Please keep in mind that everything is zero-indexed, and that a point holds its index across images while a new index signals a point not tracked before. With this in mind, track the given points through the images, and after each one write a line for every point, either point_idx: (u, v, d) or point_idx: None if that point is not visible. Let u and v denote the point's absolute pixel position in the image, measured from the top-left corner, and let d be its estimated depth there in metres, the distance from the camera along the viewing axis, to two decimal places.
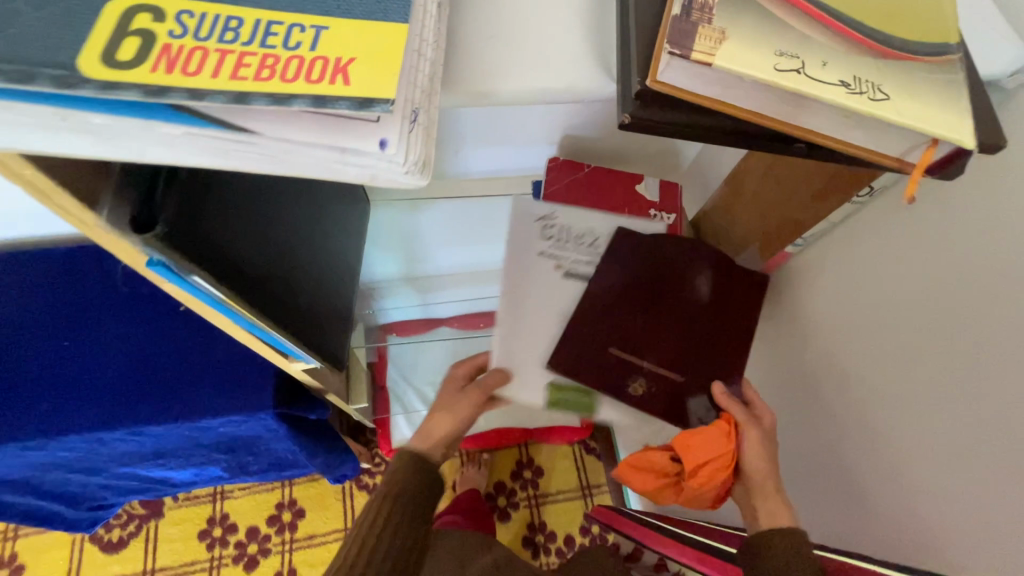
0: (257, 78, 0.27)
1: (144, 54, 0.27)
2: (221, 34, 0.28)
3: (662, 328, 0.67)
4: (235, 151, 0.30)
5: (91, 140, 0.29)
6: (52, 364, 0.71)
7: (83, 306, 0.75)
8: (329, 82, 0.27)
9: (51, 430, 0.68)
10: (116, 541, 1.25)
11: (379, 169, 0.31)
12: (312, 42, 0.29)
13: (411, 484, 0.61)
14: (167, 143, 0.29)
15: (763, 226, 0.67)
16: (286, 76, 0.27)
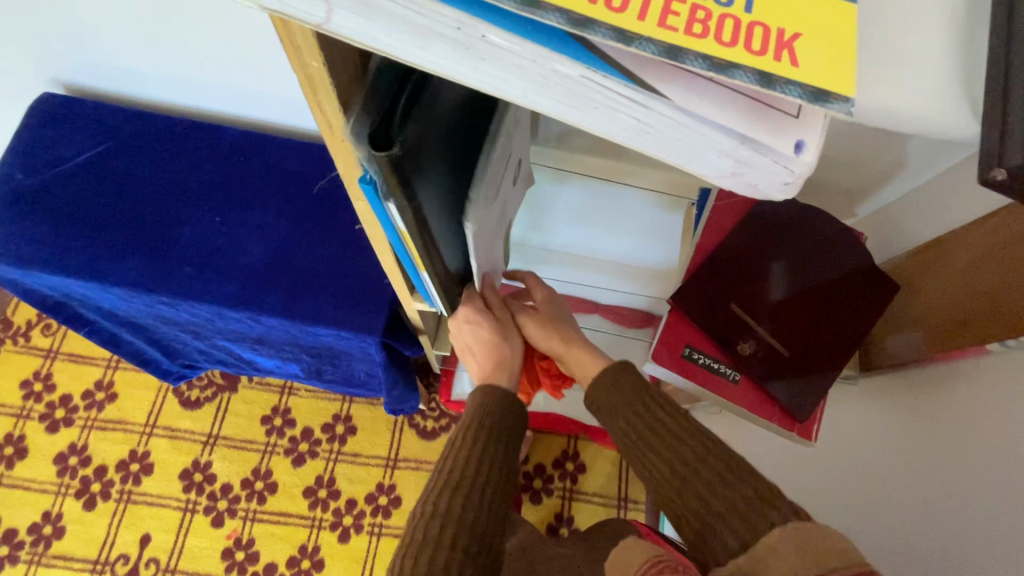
0: (689, 33, 0.21)
1: None
2: None
3: (795, 293, 0.61)
4: (610, 114, 0.25)
5: (459, 54, 0.23)
6: (201, 235, 0.75)
7: (237, 188, 0.79)
8: (773, 57, 0.21)
9: (187, 294, 0.72)
10: (193, 400, 1.37)
11: (748, 173, 0.26)
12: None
13: (499, 419, 0.56)
14: (535, 82, 0.24)
15: (964, 308, 0.57)
16: (727, 36, 0.21)
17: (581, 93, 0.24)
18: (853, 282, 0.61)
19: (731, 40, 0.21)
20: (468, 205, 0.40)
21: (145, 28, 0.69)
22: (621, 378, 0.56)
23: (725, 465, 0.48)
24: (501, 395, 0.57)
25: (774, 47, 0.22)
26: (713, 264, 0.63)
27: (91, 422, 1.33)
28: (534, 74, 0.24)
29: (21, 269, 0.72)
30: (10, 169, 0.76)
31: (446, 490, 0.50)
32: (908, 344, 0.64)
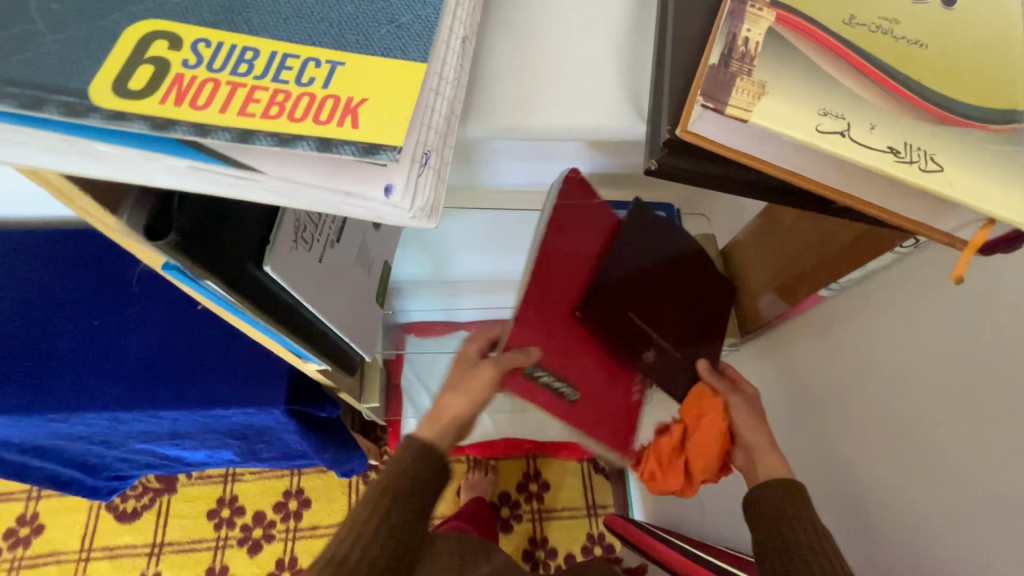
0: (265, 115, 0.26)
1: (156, 85, 0.27)
2: (236, 66, 0.28)
3: (671, 288, 0.69)
4: (240, 188, 0.29)
5: (98, 165, 0.28)
6: (81, 343, 0.74)
7: (115, 288, 0.78)
8: (337, 124, 0.26)
9: (73, 406, 0.70)
10: (130, 511, 1.29)
11: (384, 215, 0.30)
12: (326, 78, 0.28)
13: (414, 486, 0.54)
14: (174, 174, 0.28)
15: (794, 263, 0.63)
16: (297, 112, 0.27)
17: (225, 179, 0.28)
18: (704, 288, 0.73)
19: (298, 117, 0.26)
20: (270, 247, 0.41)
21: None
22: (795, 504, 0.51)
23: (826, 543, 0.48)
24: (421, 456, 0.56)
25: (336, 115, 0.27)
26: (609, 288, 0.65)
27: (19, 562, 1.23)
28: (178, 170, 0.28)
29: None
30: None
31: (334, 569, 0.49)
32: (772, 302, 0.68)
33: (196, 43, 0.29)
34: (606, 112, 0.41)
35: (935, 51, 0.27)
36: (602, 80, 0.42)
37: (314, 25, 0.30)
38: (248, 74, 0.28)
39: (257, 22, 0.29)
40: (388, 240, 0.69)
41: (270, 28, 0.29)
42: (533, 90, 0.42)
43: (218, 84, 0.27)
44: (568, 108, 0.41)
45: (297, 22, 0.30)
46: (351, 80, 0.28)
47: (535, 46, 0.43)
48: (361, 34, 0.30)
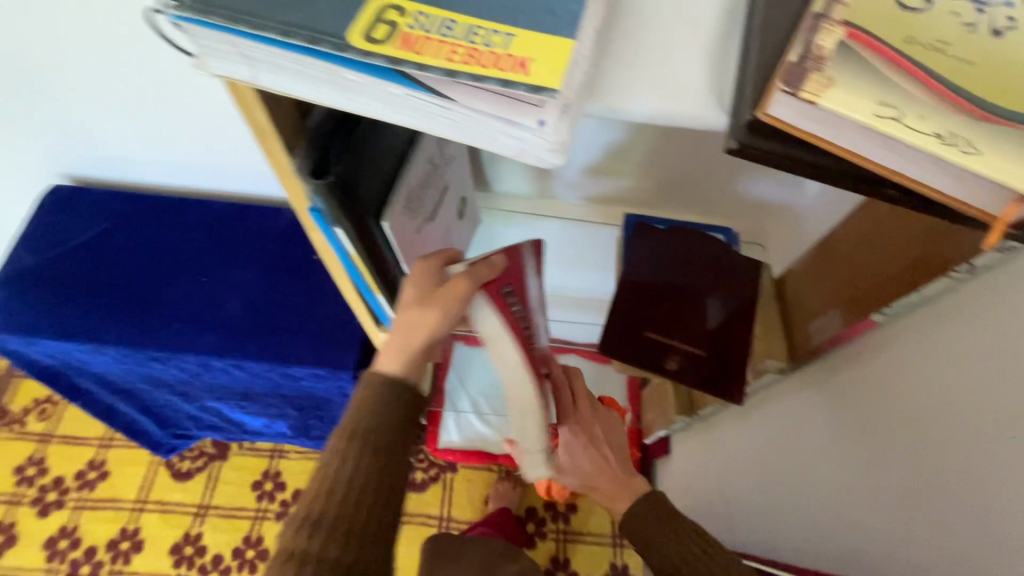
0: (465, 60, 0.25)
1: (376, 31, 0.25)
2: (447, 27, 0.26)
3: (701, 295, 0.74)
4: (424, 119, 0.27)
5: (288, 81, 0.27)
6: (188, 295, 0.84)
7: (220, 251, 0.88)
8: (511, 67, 0.24)
9: (175, 348, 0.80)
10: (184, 471, 1.38)
11: (525, 155, 0.27)
12: (517, 37, 0.26)
13: (377, 428, 0.48)
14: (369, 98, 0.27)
15: (852, 287, 0.66)
16: (488, 60, 0.25)
17: (409, 107, 0.26)
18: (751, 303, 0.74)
19: (489, 63, 0.24)
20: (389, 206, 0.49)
21: (149, 122, 0.83)
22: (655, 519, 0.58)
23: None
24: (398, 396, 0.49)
25: (515, 63, 0.25)
26: (621, 301, 0.73)
27: (82, 503, 1.34)
28: (362, 87, 0.26)
29: (25, 338, 0.79)
30: (19, 253, 0.86)
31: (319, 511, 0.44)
32: (823, 327, 0.71)
33: (407, 0, 0.27)
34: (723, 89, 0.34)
35: (984, 66, 0.30)
36: (712, 55, 0.35)
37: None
38: (449, 32, 0.26)
39: None
40: (466, 231, 0.75)
41: None
42: (650, 68, 0.34)
43: (417, 36, 0.25)
44: (689, 85, 0.34)
45: None
46: (535, 41, 0.26)
47: (647, 12, 0.36)
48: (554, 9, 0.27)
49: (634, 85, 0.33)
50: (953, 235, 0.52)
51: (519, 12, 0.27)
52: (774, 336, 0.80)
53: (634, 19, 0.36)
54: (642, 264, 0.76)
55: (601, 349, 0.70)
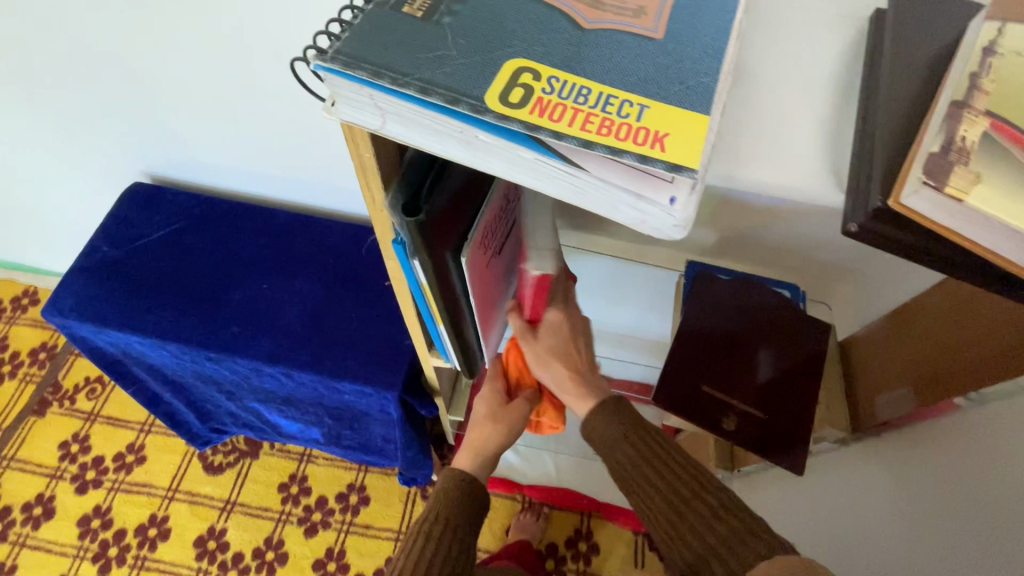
0: (598, 132, 0.24)
1: (511, 95, 0.25)
2: (582, 95, 0.26)
3: (757, 347, 0.72)
4: (546, 183, 0.26)
5: (415, 133, 0.27)
6: (249, 300, 0.86)
7: (282, 260, 0.91)
8: (647, 143, 0.24)
9: (232, 350, 0.82)
10: (216, 465, 1.41)
11: (644, 226, 0.27)
12: (651, 111, 0.26)
13: (460, 511, 0.65)
14: (492, 156, 0.27)
15: (929, 362, 0.63)
16: (624, 133, 0.24)
17: (534, 170, 0.26)
18: (812, 363, 0.71)
19: (624, 136, 0.24)
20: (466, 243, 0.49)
21: (232, 131, 0.87)
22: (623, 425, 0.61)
23: (733, 518, 0.52)
24: (476, 486, 0.67)
25: (650, 139, 0.24)
26: (679, 353, 0.72)
27: (118, 485, 1.38)
28: (489, 143, 0.26)
29: (94, 326, 0.83)
30: (98, 244, 0.90)
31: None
32: (892, 402, 0.68)
33: (543, 64, 0.27)
34: (835, 171, 0.34)
35: None
36: (826, 134, 0.35)
37: (641, 67, 0.27)
38: (582, 100, 0.26)
39: (596, 55, 0.27)
40: None
41: (604, 64, 0.27)
42: (763, 143, 0.34)
43: (551, 102, 0.25)
44: (800, 164, 0.34)
45: (629, 61, 0.27)
46: (668, 118, 0.25)
47: (759, 87, 0.36)
48: (685, 82, 0.27)
49: (745, 160, 0.33)
50: None
51: (652, 84, 0.27)
52: (835, 403, 0.77)
53: (746, 91, 0.36)
54: (703, 315, 0.74)
55: (656, 400, 0.70)
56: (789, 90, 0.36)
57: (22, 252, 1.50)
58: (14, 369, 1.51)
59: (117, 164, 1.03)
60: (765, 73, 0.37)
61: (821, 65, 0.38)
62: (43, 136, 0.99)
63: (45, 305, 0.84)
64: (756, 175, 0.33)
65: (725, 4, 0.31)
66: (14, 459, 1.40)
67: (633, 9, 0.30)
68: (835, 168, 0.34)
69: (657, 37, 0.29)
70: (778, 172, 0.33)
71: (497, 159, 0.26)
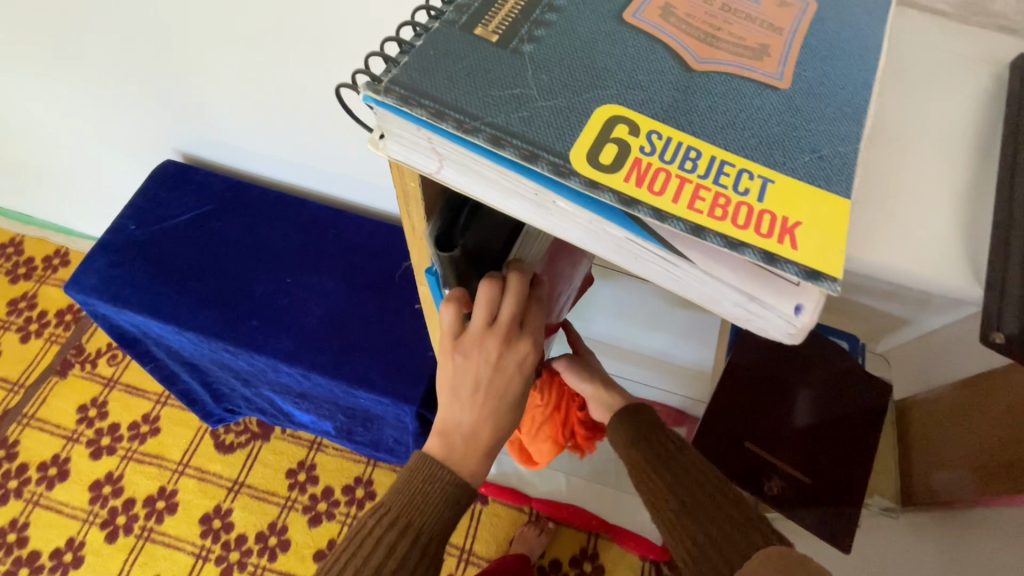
0: (710, 215, 0.19)
1: (602, 155, 0.20)
2: (692, 159, 0.21)
3: (796, 390, 0.67)
4: (631, 261, 0.22)
5: (474, 183, 0.23)
6: (271, 294, 0.84)
7: (309, 255, 0.88)
8: (775, 236, 0.19)
9: (250, 345, 0.79)
10: (227, 444, 1.41)
11: (746, 325, 0.22)
12: (778, 189, 0.20)
13: (435, 525, 0.43)
14: (566, 221, 0.22)
15: (1006, 447, 0.56)
16: (742, 219, 0.19)
17: (616, 247, 0.21)
18: (865, 424, 0.65)
19: (742, 222, 0.19)
20: None
21: (269, 115, 0.84)
22: (636, 419, 0.56)
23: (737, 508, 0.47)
24: (465, 493, 0.43)
25: (777, 228, 0.19)
26: (718, 404, 0.67)
27: (131, 454, 1.39)
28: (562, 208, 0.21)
29: (115, 307, 0.81)
30: (126, 221, 0.88)
31: None
32: (956, 481, 0.61)
33: (641, 115, 0.22)
34: (969, 255, 0.28)
35: None
36: (957, 210, 0.29)
37: (763, 125, 0.22)
38: (691, 166, 0.20)
39: (706, 105, 0.22)
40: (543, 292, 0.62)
41: (716, 118, 0.22)
42: (880, 216, 0.29)
43: (650, 165, 0.20)
44: (922, 246, 0.28)
45: (748, 118, 0.22)
46: (797, 197, 0.20)
47: (876, 146, 0.30)
48: (817, 148, 0.22)
49: (854, 236, 0.28)
50: None
51: (775, 148, 0.21)
52: (886, 471, 0.71)
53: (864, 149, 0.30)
54: (750, 361, 0.68)
55: None
56: (909, 154, 0.31)
57: (57, 213, 1.51)
58: (41, 329, 1.53)
59: (152, 138, 1.00)
60: (882, 130, 0.31)
61: (954, 120, 0.32)
62: (81, 103, 0.98)
63: (68, 281, 0.82)
64: (873, 258, 0.28)
65: (866, 47, 0.25)
66: (34, 418, 1.41)
67: (752, 46, 0.24)
68: (968, 252, 0.28)
69: (773, 85, 0.23)
70: (899, 254, 0.28)
71: (569, 226, 0.22)
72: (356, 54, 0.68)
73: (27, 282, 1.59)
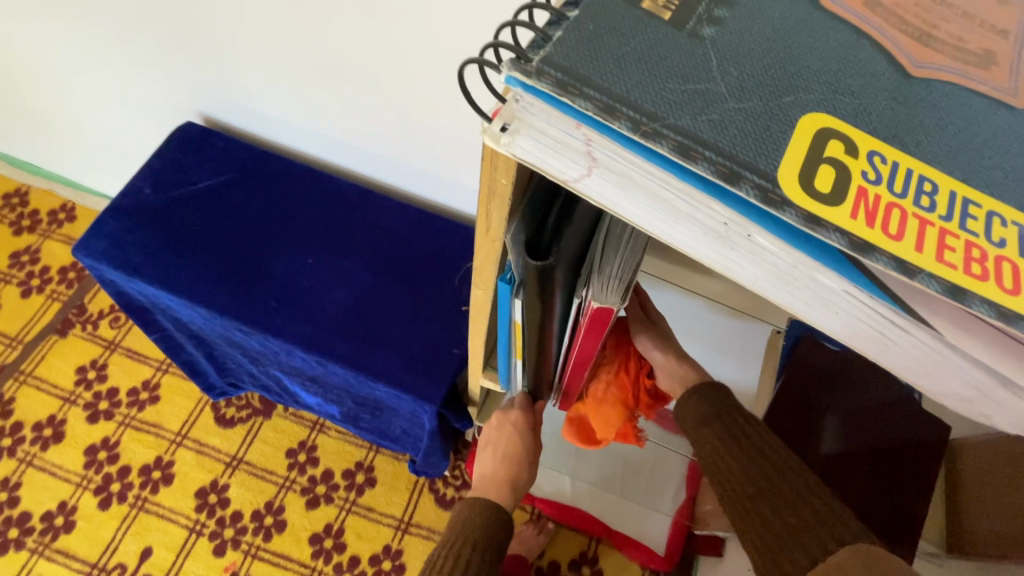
0: (945, 261, 0.21)
1: (841, 194, 0.22)
2: (926, 199, 0.22)
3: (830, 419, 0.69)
4: (821, 292, 0.25)
5: (670, 215, 0.24)
6: (293, 273, 0.79)
7: (332, 235, 0.83)
8: (1007, 286, 0.22)
9: (266, 327, 0.75)
10: (227, 418, 1.37)
11: (901, 350, 0.26)
12: (1005, 236, 0.22)
13: (481, 527, 0.60)
14: (770, 256, 0.24)
15: None
16: (974, 267, 0.22)
17: (809, 283, 0.25)
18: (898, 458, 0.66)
19: (963, 268, 0.22)
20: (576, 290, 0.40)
21: (303, 84, 0.78)
22: (714, 399, 0.57)
23: (818, 501, 0.49)
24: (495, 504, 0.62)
25: (1010, 276, 0.22)
26: None
27: (128, 421, 1.35)
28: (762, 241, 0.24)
29: (126, 275, 0.77)
30: (141, 184, 0.83)
31: None
32: (1007, 532, 0.58)
33: (871, 148, 0.22)
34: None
35: None
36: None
37: None
38: (925, 207, 0.22)
39: None
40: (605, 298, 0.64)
41: None
42: None
43: (882, 198, 0.22)
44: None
45: None
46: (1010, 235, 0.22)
47: None
48: None
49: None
50: None
51: None
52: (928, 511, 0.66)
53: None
54: None
55: None
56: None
57: (66, 166, 1.45)
58: (42, 285, 1.48)
59: (172, 96, 0.94)
60: None
61: None
62: (98, 52, 0.91)
63: (76, 243, 0.78)
64: None
65: None
66: (31, 376, 1.38)
67: (977, 52, 0.26)
68: None
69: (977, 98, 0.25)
70: None
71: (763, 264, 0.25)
72: (410, 22, 0.62)
73: (31, 236, 1.54)
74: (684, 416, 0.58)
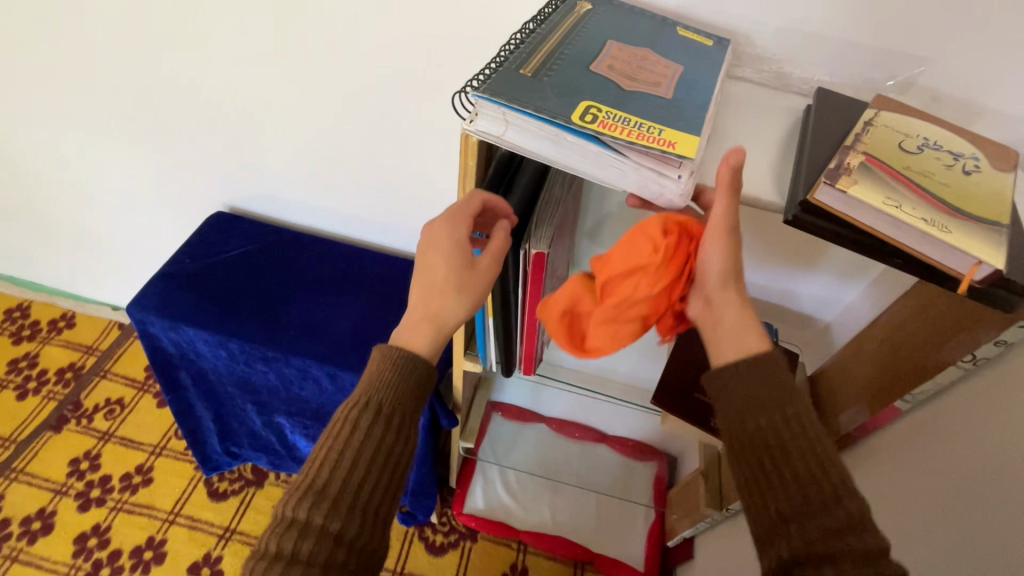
0: (630, 136, 0.44)
1: (584, 115, 0.45)
2: (628, 120, 0.46)
3: None
4: (605, 166, 0.46)
5: (523, 139, 0.47)
6: (309, 311, 1.01)
7: (338, 282, 1.07)
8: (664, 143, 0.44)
9: (291, 350, 0.95)
10: (220, 492, 1.44)
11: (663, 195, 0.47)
12: (665, 131, 0.45)
13: (387, 394, 0.56)
14: (574, 150, 0.46)
15: (874, 379, 0.78)
16: (647, 138, 0.44)
17: (598, 159, 0.46)
18: None
19: (650, 140, 0.44)
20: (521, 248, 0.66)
21: (316, 173, 1.07)
22: (769, 375, 0.46)
23: (866, 535, 0.40)
24: (407, 363, 0.58)
25: (666, 142, 0.44)
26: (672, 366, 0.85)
27: (120, 505, 1.39)
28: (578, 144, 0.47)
29: (172, 322, 0.96)
30: (182, 256, 1.06)
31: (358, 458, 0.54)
32: (849, 418, 0.81)
33: (600, 105, 0.47)
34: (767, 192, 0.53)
35: (948, 182, 0.46)
36: (773, 171, 0.55)
37: (653, 113, 0.48)
38: (625, 123, 0.45)
39: (629, 104, 0.48)
40: None
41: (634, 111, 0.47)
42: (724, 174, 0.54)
43: (606, 120, 0.45)
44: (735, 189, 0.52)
45: (649, 111, 0.48)
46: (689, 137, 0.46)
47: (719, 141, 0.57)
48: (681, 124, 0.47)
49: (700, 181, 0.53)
50: (952, 337, 0.65)
51: (669, 120, 0.47)
52: None
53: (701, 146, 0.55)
54: None
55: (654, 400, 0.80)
56: (727, 151, 0.56)
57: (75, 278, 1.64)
58: (39, 387, 1.57)
59: (201, 198, 1.20)
60: (727, 135, 0.58)
61: (763, 133, 0.60)
62: (142, 170, 1.18)
63: (130, 302, 0.98)
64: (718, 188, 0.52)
65: (708, 92, 0.53)
66: (22, 473, 1.42)
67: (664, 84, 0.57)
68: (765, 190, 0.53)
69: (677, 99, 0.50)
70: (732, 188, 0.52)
71: (582, 155, 0.46)
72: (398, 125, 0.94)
73: (29, 344, 1.66)
74: (720, 393, 0.48)
